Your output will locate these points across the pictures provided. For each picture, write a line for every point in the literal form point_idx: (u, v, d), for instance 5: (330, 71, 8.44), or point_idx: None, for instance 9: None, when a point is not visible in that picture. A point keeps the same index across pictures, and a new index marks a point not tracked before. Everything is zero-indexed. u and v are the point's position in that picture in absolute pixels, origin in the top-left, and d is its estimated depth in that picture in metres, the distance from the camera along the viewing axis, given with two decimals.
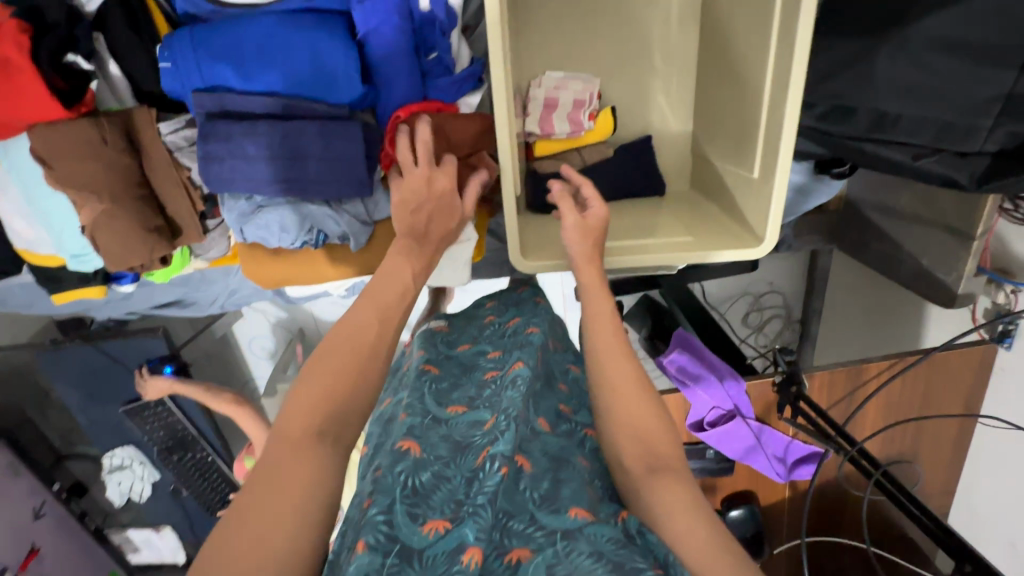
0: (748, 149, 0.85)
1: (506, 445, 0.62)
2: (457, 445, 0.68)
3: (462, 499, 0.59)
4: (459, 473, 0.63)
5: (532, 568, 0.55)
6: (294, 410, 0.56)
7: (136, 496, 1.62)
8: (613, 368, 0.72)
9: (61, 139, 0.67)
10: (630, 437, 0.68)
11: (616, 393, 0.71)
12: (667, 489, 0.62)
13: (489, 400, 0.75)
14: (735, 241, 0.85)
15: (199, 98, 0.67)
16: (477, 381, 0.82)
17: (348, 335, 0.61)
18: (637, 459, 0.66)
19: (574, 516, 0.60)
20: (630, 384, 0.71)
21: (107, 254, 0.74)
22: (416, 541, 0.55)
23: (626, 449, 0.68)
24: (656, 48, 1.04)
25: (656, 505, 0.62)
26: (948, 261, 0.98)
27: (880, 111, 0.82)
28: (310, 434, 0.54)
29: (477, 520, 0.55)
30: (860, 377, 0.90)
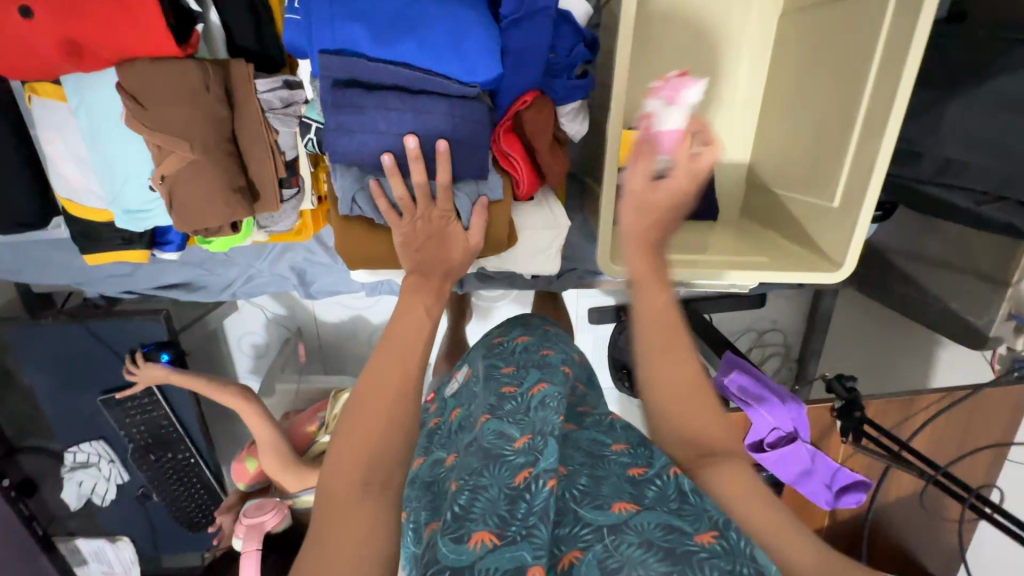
0: (827, 179, 0.88)
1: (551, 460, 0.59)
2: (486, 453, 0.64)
3: (506, 517, 0.54)
4: (497, 486, 0.59)
5: (582, 569, 0.51)
6: (332, 474, 0.51)
7: (96, 500, 1.44)
8: (659, 315, 0.63)
9: (161, 78, 0.62)
10: (666, 392, 0.62)
11: (652, 334, 0.63)
12: (726, 469, 0.58)
13: (514, 416, 0.70)
14: (810, 265, 0.87)
15: (327, 60, 0.62)
16: (492, 393, 0.77)
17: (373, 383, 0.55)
18: (686, 449, 0.61)
19: (618, 510, 0.56)
20: (668, 331, 0.63)
21: (180, 210, 0.68)
22: (467, 558, 0.51)
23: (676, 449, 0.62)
24: (726, 81, 1.08)
25: (725, 489, 0.58)
26: (979, 306, 1.05)
27: (945, 158, 0.88)
28: (356, 486, 0.50)
29: (533, 541, 0.51)
30: (911, 408, 0.93)
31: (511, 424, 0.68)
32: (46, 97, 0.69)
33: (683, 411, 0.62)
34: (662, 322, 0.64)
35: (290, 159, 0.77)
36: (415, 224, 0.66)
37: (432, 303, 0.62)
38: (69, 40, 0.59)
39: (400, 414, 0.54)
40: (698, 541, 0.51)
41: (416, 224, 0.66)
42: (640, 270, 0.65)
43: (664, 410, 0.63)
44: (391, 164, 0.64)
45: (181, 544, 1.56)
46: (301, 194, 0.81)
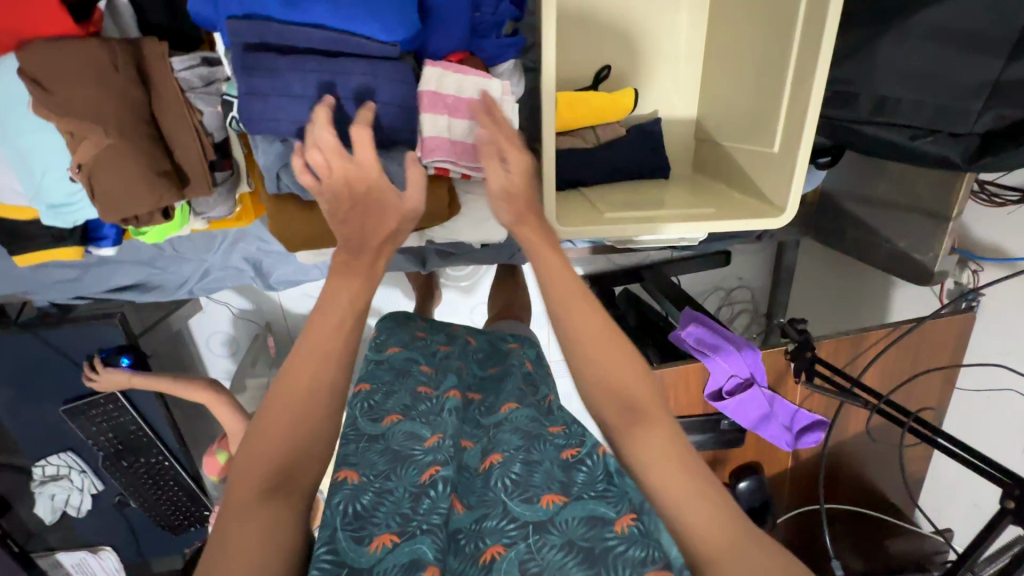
0: (767, 126, 0.89)
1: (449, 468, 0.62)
2: (396, 455, 0.65)
3: (408, 513, 0.57)
4: (402, 487, 0.60)
5: (505, 565, 0.53)
6: (239, 472, 0.53)
7: (71, 512, 1.41)
8: (580, 318, 0.66)
9: (66, 61, 0.59)
10: (603, 392, 0.64)
11: (578, 337, 0.65)
12: (650, 444, 0.60)
13: (427, 416, 0.71)
14: (756, 211, 0.88)
15: (236, 25, 0.59)
16: (408, 391, 0.76)
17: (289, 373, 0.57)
18: (615, 412, 0.62)
19: (546, 504, 0.58)
20: (607, 343, 0.65)
21: (103, 199, 0.65)
22: (365, 560, 0.53)
23: (602, 406, 0.64)
24: (667, 35, 1.07)
25: (642, 464, 0.59)
26: (925, 243, 1.08)
27: (880, 97, 0.89)
28: (257, 493, 0.51)
29: (433, 536, 0.55)
30: (861, 344, 0.96)
31: (420, 424, 0.69)
32: None
33: (639, 435, 0.61)
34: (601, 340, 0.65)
35: (218, 140, 0.74)
36: (346, 171, 0.62)
37: (358, 291, 0.61)
38: None
39: (322, 402, 0.57)
40: (616, 530, 0.55)
41: (347, 171, 0.62)
42: (557, 298, 0.67)
43: (593, 396, 0.65)
44: (324, 102, 0.62)
45: (166, 548, 1.54)
46: (236, 177, 0.79)
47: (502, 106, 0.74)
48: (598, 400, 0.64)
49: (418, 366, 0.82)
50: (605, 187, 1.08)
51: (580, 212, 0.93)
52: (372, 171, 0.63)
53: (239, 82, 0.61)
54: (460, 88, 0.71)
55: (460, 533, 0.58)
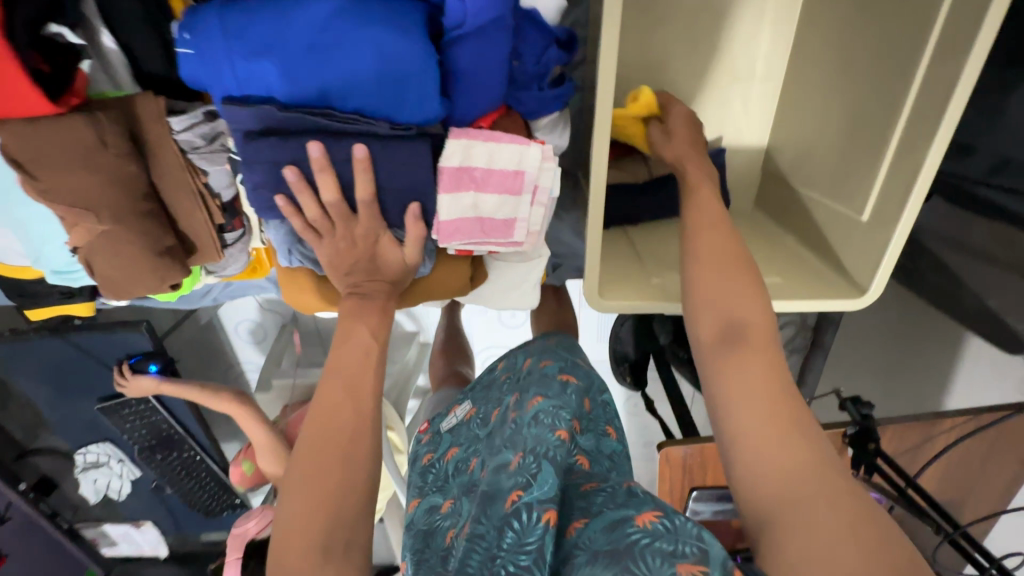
0: (856, 186, 0.75)
1: (546, 492, 0.58)
2: (485, 494, 0.63)
3: (495, 555, 0.55)
4: (489, 523, 0.59)
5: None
6: (290, 532, 0.52)
7: (113, 494, 1.49)
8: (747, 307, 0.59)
9: (46, 141, 0.51)
10: (750, 387, 0.55)
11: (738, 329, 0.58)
12: (789, 447, 0.51)
13: (509, 442, 0.70)
14: (830, 287, 0.77)
15: (234, 113, 0.52)
16: (492, 425, 0.76)
17: (324, 429, 0.57)
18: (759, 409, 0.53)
19: (573, 530, 0.57)
20: (724, 250, 0.61)
21: (104, 281, 0.60)
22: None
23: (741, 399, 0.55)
24: (742, 51, 0.91)
25: (769, 460, 0.51)
26: (1021, 307, 0.94)
27: (1002, 156, 0.74)
28: (313, 554, 0.50)
29: None
30: (931, 431, 0.85)
31: (510, 451, 0.68)
32: None
33: (730, 358, 0.56)
34: (715, 255, 0.62)
35: (227, 200, 0.67)
36: (337, 245, 0.59)
37: (377, 326, 0.62)
38: None
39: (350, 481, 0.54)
40: (636, 524, 0.52)
41: (338, 244, 0.60)
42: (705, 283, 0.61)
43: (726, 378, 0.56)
44: (297, 180, 0.55)
45: (202, 527, 1.63)
46: (248, 234, 0.72)
47: (544, 175, 0.62)
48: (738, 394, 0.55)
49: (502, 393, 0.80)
50: (653, 227, 0.96)
51: (623, 270, 0.82)
52: (363, 239, 0.60)
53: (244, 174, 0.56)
54: (493, 159, 0.59)
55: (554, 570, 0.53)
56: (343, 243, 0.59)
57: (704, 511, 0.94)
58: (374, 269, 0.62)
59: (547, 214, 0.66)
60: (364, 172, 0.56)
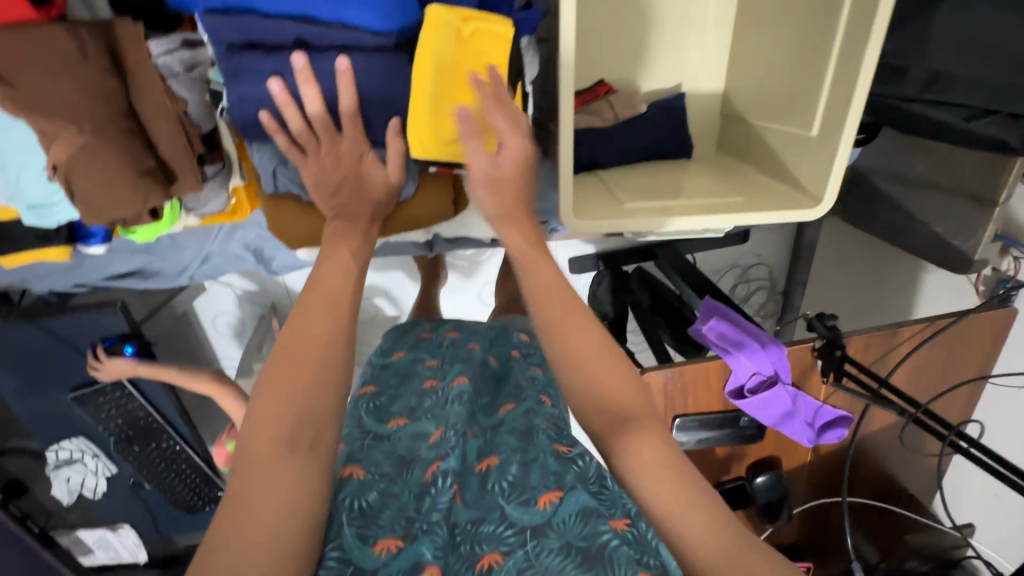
0: (805, 106, 0.81)
1: (456, 459, 0.59)
2: (401, 459, 0.63)
3: (412, 516, 0.55)
4: (407, 489, 0.58)
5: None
6: (260, 422, 0.52)
7: (88, 494, 1.44)
8: (571, 341, 0.59)
9: (25, 49, 0.52)
10: (590, 403, 0.57)
11: (564, 349, 0.58)
12: (641, 446, 0.53)
13: (432, 409, 0.70)
14: (788, 201, 0.82)
15: (217, 22, 0.55)
16: (415, 390, 0.77)
17: (302, 334, 0.56)
18: (599, 421, 0.56)
19: (543, 504, 0.54)
20: (569, 317, 0.60)
21: (83, 202, 0.60)
22: (368, 565, 0.51)
23: (585, 414, 0.57)
24: (694, 2, 0.98)
25: (634, 467, 0.53)
26: (966, 228, 1.01)
27: (933, 71, 0.81)
28: (278, 445, 0.50)
29: (433, 539, 0.52)
30: (894, 339, 0.90)
31: (426, 421, 0.68)
32: None
33: (629, 437, 0.54)
34: (563, 316, 0.60)
35: (207, 131, 0.68)
36: (323, 162, 0.60)
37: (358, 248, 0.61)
38: None
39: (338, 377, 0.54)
40: (610, 527, 0.52)
41: (324, 162, 0.60)
42: (549, 310, 0.61)
43: (575, 382, 0.58)
44: (282, 92, 0.57)
45: (183, 526, 1.58)
46: (227, 170, 0.73)
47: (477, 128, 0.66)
48: (586, 394, 0.57)
49: (423, 366, 0.83)
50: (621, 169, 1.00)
51: (597, 200, 0.86)
52: (349, 155, 0.61)
53: (228, 89, 0.58)
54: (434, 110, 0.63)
55: (461, 534, 0.55)
56: (327, 160, 0.60)
57: (689, 441, 0.96)
58: (361, 191, 0.62)
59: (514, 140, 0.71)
60: (347, 83, 0.57)
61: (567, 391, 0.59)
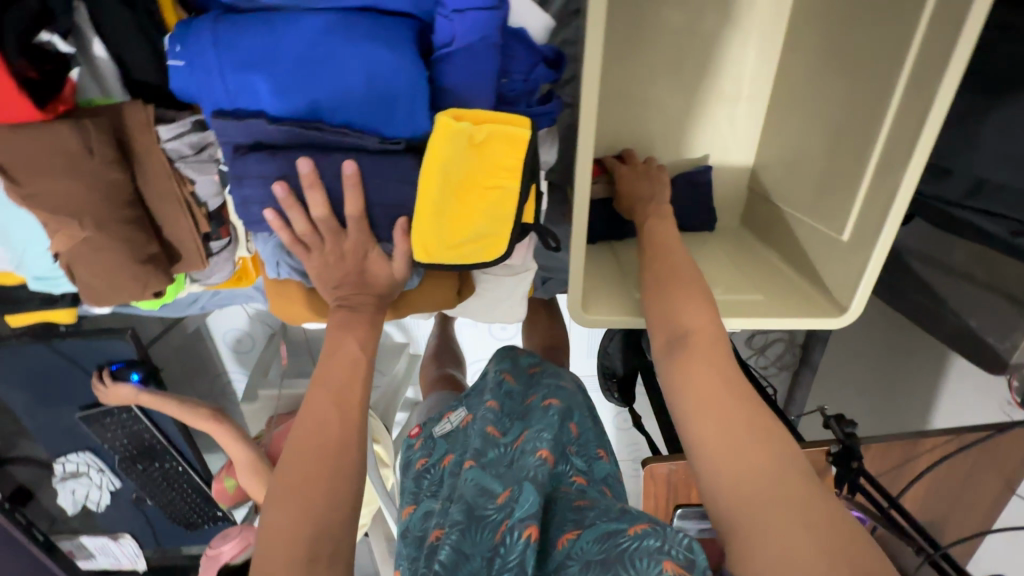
0: (836, 206, 0.77)
1: (529, 511, 0.59)
2: (470, 510, 0.62)
3: None
4: (478, 552, 0.58)
5: None
6: (275, 540, 0.51)
7: (91, 505, 1.46)
8: (665, 259, 0.66)
9: (28, 147, 0.51)
10: (659, 318, 0.62)
11: (660, 281, 0.64)
12: (696, 371, 0.58)
13: (497, 466, 0.69)
14: (812, 305, 0.77)
15: (222, 126, 0.52)
16: (476, 435, 0.74)
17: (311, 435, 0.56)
18: (661, 341, 0.61)
19: (562, 542, 0.57)
20: (678, 276, 0.64)
21: (85, 287, 0.60)
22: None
23: (651, 331, 0.62)
24: (728, 74, 0.93)
25: (686, 393, 0.57)
26: (1002, 328, 0.95)
27: (979, 178, 0.76)
28: (299, 565, 0.49)
29: None
30: (914, 449, 0.86)
31: (495, 477, 0.67)
32: None
33: (678, 358, 0.59)
34: (667, 275, 0.65)
35: (214, 208, 0.67)
36: (326, 259, 0.60)
37: (367, 337, 0.62)
38: None
39: (323, 499, 0.53)
40: (629, 534, 0.54)
41: (327, 259, 0.60)
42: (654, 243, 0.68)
43: (653, 300, 0.64)
44: (286, 196, 0.55)
45: (182, 540, 1.60)
46: (234, 243, 0.72)
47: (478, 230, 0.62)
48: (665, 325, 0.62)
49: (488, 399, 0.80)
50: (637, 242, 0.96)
51: (608, 285, 0.82)
52: (352, 254, 0.60)
53: (232, 188, 0.56)
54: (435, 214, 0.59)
55: None
56: (331, 257, 0.60)
57: (689, 529, 0.92)
58: (364, 284, 0.62)
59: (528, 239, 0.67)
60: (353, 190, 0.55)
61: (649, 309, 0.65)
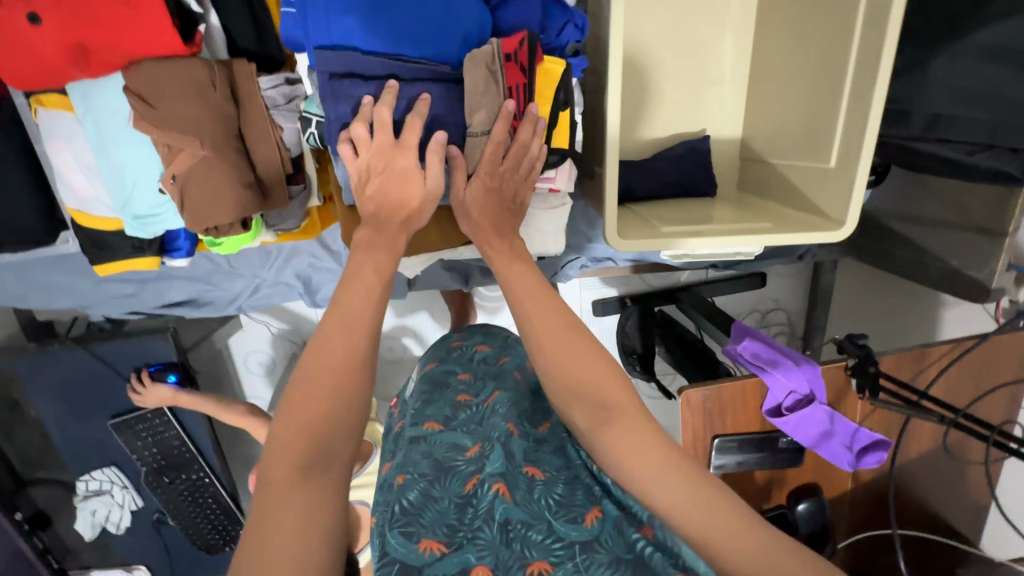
0: (820, 143, 0.90)
1: (496, 466, 0.65)
2: (438, 463, 0.68)
3: (454, 524, 0.60)
4: (448, 496, 0.64)
5: None
6: (273, 449, 0.52)
7: (110, 529, 1.41)
8: (578, 368, 0.62)
9: (167, 76, 0.63)
10: (570, 395, 0.61)
11: (555, 359, 0.63)
12: (625, 434, 0.58)
13: (469, 426, 0.76)
14: (813, 225, 0.89)
15: (325, 56, 0.66)
16: (449, 400, 0.82)
17: (337, 344, 0.56)
18: (586, 415, 0.60)
19: (590, 522, 0.60)
20: (608, 392, 0.61)
21: (191, 209, 0.68)
22: (415, 560, 0.56)
23: (573, 407, 0.62)
24: (712, 60, 1.10)
25: (623, 454, 0.57)
26: (979, 260, 1.07)
27: (934, 114, 0.91)
28: (294, 471, 0.51)
29: (478, 544, 0.57)
30: (923, 361, 0.94)
31: (461, 434, 0.74)
32: (53, 108, 0.70)
33: (614, 424, 0.58)
34: (569, 352, 0.63)
35: (295, 155, 0.78)
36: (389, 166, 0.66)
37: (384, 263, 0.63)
38: (76, 45, 0.61)
39: None
40: (645, 537, 0.57)
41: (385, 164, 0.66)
42: (527, 305, 0.65)
43: (560, 372, 0.63)
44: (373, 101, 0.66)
45: (200, 569, 1.53)
46: (309, 191, 0.82)
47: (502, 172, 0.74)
48: (568, 396, 0.62)
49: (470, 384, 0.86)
50: (651, 203, 1.09)
51: (635, 226, 0.93)
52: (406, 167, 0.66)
53: (330, 108, 0.68)
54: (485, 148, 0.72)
55: (513, 533, 0.58)
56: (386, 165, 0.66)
57: (729, 463, 0.97)
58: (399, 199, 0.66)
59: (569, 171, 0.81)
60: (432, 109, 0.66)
61: (555, 383, 0.63)
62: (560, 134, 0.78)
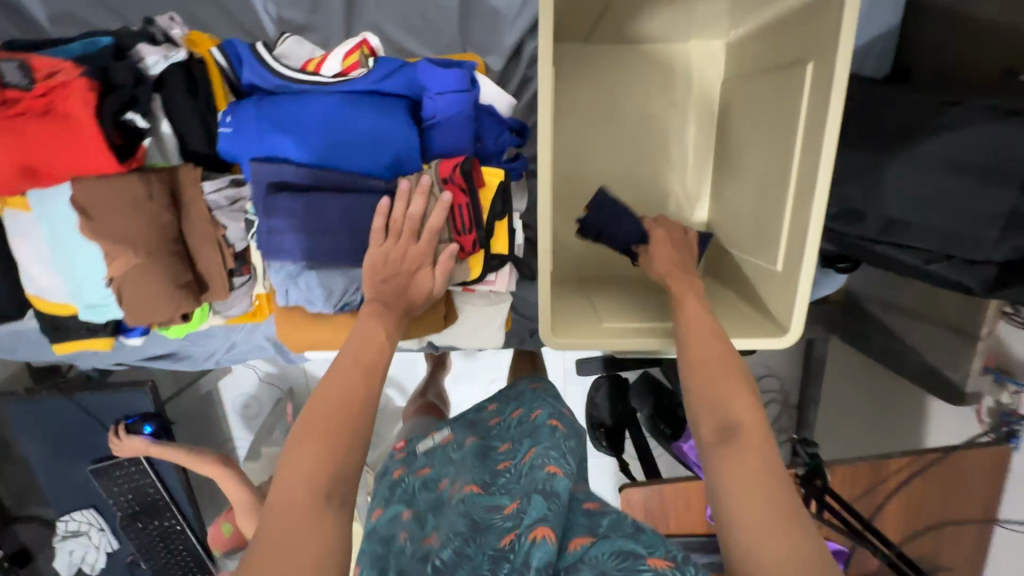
0: (769, 243, 0.89)
1: (540, 512, 0.56)
2: (474, 524, 0.61)
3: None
4: (481, 553, 0.56)
5: None
6: (289, 481, 0.50)
7: (86, 569, 1.46)
8: (731, 401, 0.54)
9: (108, 192, 0.68)
10: (704, 406, 0.55)
11: (707, 387, 0.56)
12: (739, 462, 0.50)
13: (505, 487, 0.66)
14: (759, 329, 0.86)
15: (259, 168, 0.69)
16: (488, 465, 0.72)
17: (334, 393, 0.55)
18: (710, 431, 0.53)
19: (574, 546, 0.55)
20: (734, 390, 0.55)
21: (129, 307, 0.72)
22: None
23: (700, 421, 0.55)
24: (675, 146, 1.10)
25: (723, 475, 0.50)
26: (954, 359, 1.02)
27: (890, 218, 0.88)
28: (317, 495, 0.49)
29: None
30: (882, 472, 0.89)
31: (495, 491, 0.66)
32: (15, 208, 0.76)
33: (726, 455, 0.51)
34: (712, 371, 0.57)
35: (240, 250, 0.80)
36: (390, 251, 0.67)
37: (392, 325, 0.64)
38: (25, 167, 0.66)
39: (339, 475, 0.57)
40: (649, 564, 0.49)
41: (391, 253, 0.67)
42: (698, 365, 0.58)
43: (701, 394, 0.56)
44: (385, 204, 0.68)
45: None
46: (254, 280, 0.85)
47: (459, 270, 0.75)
48: (700, 415, 0.55)
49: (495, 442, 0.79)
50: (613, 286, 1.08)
51: (579, 314, 0.92)
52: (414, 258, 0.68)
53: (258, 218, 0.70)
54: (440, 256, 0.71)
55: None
56: (391, 256, 0.67)
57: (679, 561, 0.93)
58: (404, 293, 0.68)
59: (507, 274, 0.81)
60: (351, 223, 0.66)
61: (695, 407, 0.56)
62: (498, 239, 0.77)
